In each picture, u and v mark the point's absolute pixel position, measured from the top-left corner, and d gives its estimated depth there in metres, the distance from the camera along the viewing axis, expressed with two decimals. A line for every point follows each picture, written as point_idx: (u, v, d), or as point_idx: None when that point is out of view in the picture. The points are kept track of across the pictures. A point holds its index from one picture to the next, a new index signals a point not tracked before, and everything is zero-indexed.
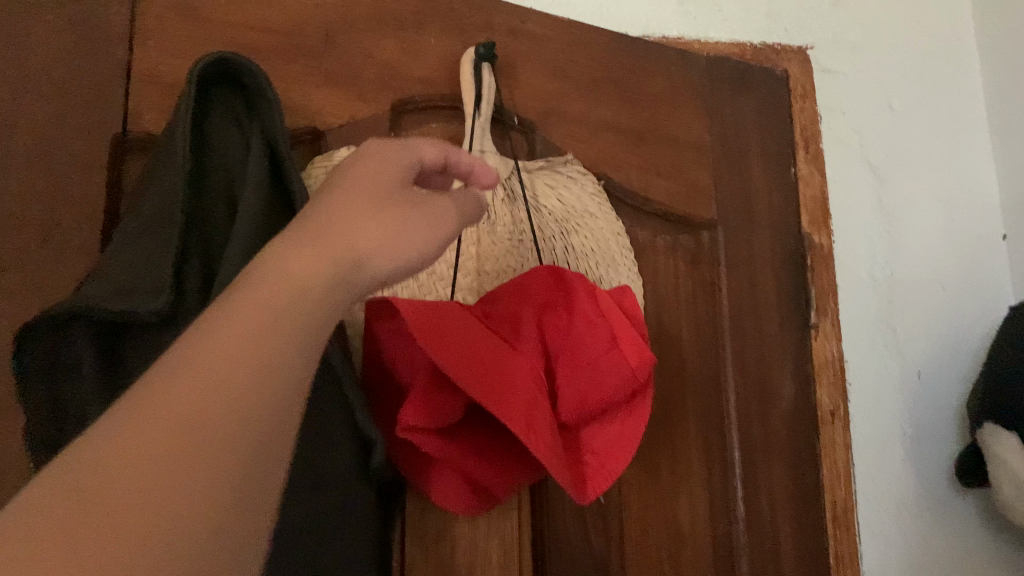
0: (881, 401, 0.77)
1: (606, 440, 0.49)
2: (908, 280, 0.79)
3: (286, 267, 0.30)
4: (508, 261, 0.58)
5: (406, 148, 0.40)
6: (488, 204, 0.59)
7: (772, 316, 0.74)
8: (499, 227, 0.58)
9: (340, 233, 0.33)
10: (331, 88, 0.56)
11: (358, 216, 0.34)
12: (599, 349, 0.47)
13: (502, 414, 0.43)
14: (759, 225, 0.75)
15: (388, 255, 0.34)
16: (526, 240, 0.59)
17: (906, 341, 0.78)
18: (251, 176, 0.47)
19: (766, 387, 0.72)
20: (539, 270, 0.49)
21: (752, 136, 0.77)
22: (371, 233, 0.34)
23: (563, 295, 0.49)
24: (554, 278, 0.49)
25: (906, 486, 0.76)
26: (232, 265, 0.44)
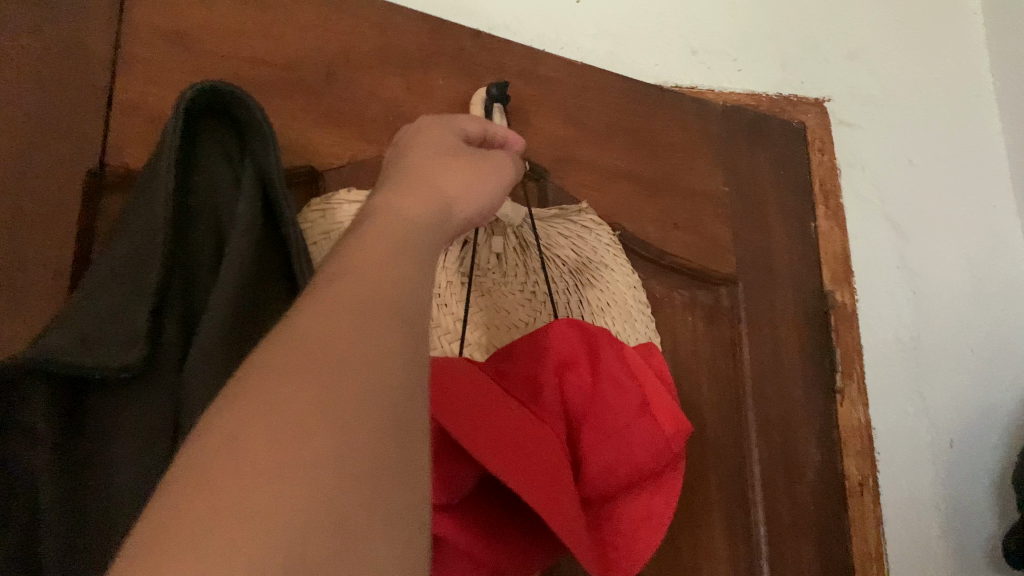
0: (912, 473, 0.72)
1: (632, 518, 0.43)
2: (936, 344, 0.75)
3: (386, 239, 0.30)
4: (519, 314, 0.54)
5: (451, 124, 0.42)
6: (499, 253, 0.55)
7: (796, 379, 0.69)
8: (512, 277, 0.55)
9: (428, 181, 0.36)
10: (331, 127, 0.52)
11: (439, 165, 0.38)
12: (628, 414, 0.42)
13: (528, 486, 0.38)
14: (780, 282, 0.71)
15: (474, 198, 0.37)
16: (538, 292, 0.55)
17: (935, 408, 0.73)
18: (242, 215, 0.43)
19: (791, 457, 0.67)
20: (559, 325, 0.44)
21: (772, 188, 0.73)
22: (459, 183, 0.37)
23: (587, 354, 0.44)
24: (576, 335, 0.45)
25: (939, 566, 0.70)
26: (223, 317, 0.40)
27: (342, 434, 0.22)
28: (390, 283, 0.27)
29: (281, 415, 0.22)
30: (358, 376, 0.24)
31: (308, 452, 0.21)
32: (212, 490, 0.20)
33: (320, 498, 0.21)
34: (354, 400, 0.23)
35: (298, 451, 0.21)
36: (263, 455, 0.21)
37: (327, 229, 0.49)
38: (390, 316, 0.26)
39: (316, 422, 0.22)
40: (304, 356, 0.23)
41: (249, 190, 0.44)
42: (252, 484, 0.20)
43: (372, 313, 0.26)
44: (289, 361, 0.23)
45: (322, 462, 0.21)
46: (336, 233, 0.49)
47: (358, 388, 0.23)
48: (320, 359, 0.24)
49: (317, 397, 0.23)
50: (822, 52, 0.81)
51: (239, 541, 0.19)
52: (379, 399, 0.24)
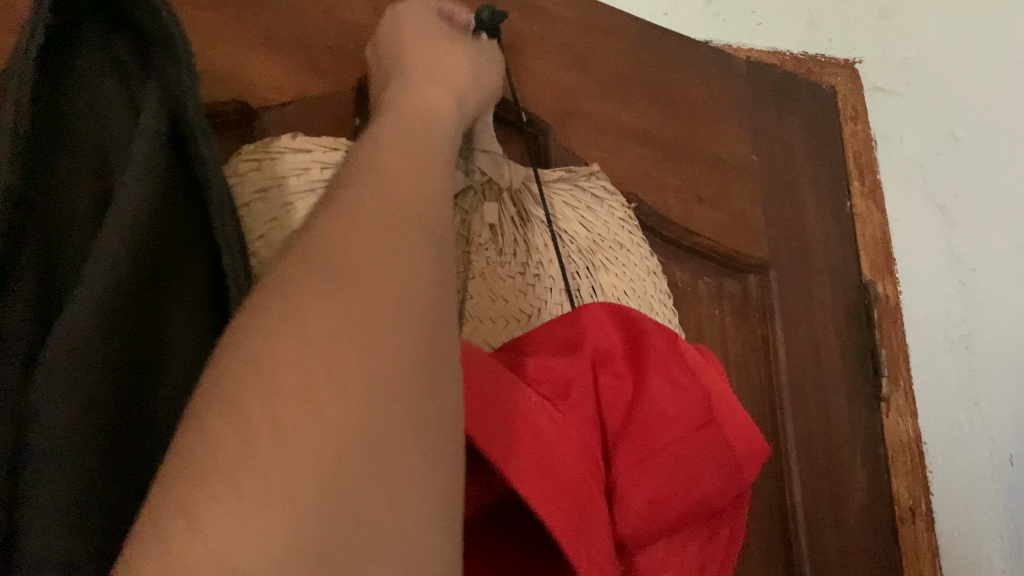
0: (968, 494, 0.61)
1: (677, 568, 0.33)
2: (992, 345, 0.63)
3: (399, 157, 0.28)
4: (520, 304, 0.41)
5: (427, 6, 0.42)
6: (495, 223, 0.43)
7: (838, 386, 0.58)
8: (508, 255, 0.43)
9: (432, 95, 0.35)
10: (270, 53, 0.39)
11: (442, 54, 0.38)
12: (686, 423, 0.32)
13: (552, 510, 0.27)
14: (816, 269, 0.59)
15: (476, 82, 0.39)
16: (541, 276, 0.43)
17: (993, 419, 0.62)
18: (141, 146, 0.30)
19: (836, 478, 0.56)
20: (592, 308, 0.34)
21: (803, 160, 0.62)
22: (460, 67, 0.38)
23: (630, 349, 0.34)
24: (616, 323, 0.35)
25: None
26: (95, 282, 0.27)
27: (395, 350, 0.21)
28: (414, 200, 0.26)
29: (335, 331, 0.21)
30: (398, 291, 0.23)
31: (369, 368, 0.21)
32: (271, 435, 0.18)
33: (382, 423, 0.20)
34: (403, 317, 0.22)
35: (356, 370, 0.20)
36: (319, 382, 0.20)
37: (264, 186, 0.36)
38: (420, 231, 0.25)
39: (369, 338, 0.21)
40: (346, 267, 0.22)
41: (154, 111, 0.31)
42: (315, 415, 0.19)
43: (403, 227, 0.25)
44: (332, 275, 0.22)
45: (381, 381, 0.21)
46: (276, 191, 0.36)
47: (403, 303, 0.22)
48: (361, 272, 0.22)
49: (370, 308, 0.22)
50: (849, 10, 0.71)
51: (309, 488, 0.18)
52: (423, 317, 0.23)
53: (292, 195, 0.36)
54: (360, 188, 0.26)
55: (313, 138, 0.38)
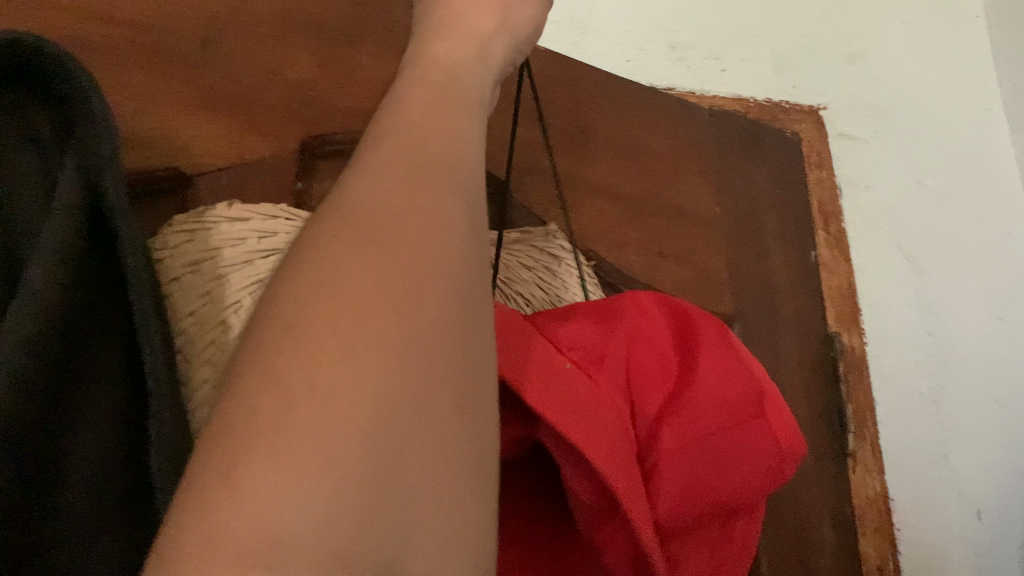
0: (937, 553, 0.60)
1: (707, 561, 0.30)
2: (960, 397, 0.63)
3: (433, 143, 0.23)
4: None
5: None
6: None
7: (804, 442, 0.56)
8: None
9: (452, 69, 0.27)
10: (208, 116, 0.37)
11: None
12: (734, 412, 0.30)
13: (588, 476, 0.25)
14: (782, 322, 0.58)
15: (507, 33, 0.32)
16: None
17: (962, 474, 0.61)
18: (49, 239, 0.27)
19: (805, 539, 0.54)
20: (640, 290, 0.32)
21: (768, 210, 0.60)
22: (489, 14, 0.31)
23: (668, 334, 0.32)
24: (657, 308, 0.33)
25: None
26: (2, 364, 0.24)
27: (422, 392, 0.18)
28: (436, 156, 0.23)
29: (336, 380, 0.17)
30: (420, 299, 0.19)
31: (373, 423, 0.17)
32: (269, 493, 0.16)
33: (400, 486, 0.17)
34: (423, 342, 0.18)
35: (360, 420, 0.17)
36: (325, 445, 0.16)
37: (196, 258, 0.33)
38: (445, 224, 0.21)
39: (372, 389, 0.17)
40: (360, 291, 0.19)
41: (67, 185, 0.28)
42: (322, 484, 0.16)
43: (425, 222, 0.20)
44: (344, 294, 0.18)
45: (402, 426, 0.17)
46: (209, 262, 0.33)
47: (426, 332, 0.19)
48: (382, 276, 0.19)
49: (379, 340, 0.18)
50: (817, 54, 0.70)
51: (312, 572, 0.15)
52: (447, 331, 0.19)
53: (227, 266, 0.33)
54: (380, 174, 0.22)
55: (252, 205, 0.36)
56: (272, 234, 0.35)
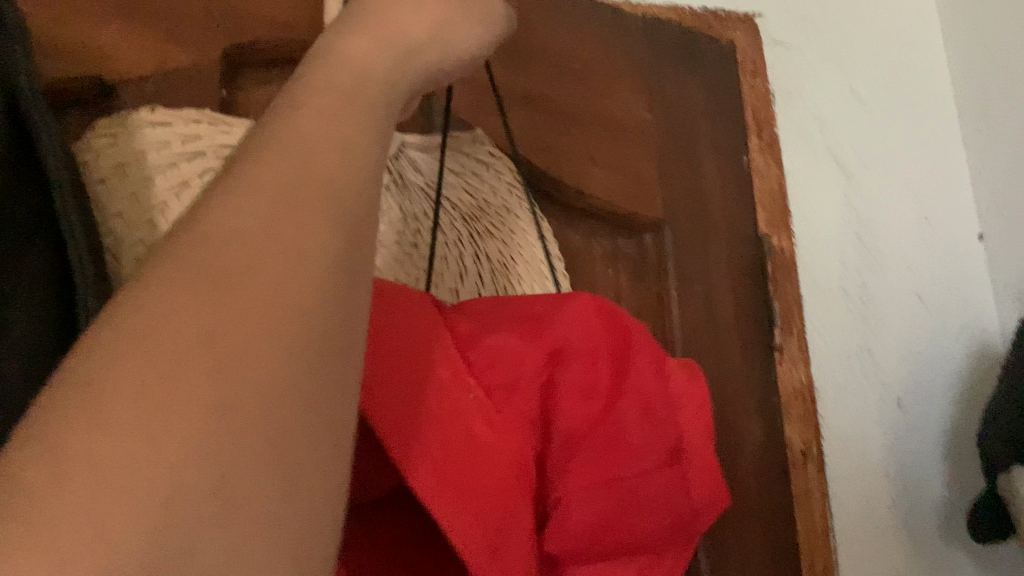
0: (858, 440, 0.63)
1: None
2: (884, 294, 0.66)
3: (333, 129, 0.21)
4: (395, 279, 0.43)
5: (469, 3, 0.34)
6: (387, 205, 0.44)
7: (732, 338, 0.60)
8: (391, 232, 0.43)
9: None
10: (128, 26, 0.38)
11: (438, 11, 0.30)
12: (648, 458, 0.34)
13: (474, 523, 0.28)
14: (712, 227, 0.61)
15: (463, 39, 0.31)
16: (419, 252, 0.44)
17: (885, 366, 0.65)
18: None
19: (731, 428, 0.57)
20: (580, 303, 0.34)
21: (701, 118, 0.62)
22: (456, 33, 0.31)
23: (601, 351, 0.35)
24: (600, 319, 0.35)
25: (891, 538, 0.63)
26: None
27: (292, 387, 0.17)
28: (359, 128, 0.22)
29: (170, 401, 0.15)
30: (296, 326, 0.17)
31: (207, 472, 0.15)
32: (80, 506, 0.13)
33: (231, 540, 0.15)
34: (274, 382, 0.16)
35: (205, 436, 0.15)
36: (146, 475, 0.14)
37: (119, 160, 0.35)
38: (330, 236, 0.19)
39: (211, 418, 0.15)
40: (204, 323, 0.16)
41: None
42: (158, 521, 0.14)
43: (306, 242, 0.18)
44: (194, 306, 0.16)
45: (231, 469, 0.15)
46: (133, 164, 0.35)
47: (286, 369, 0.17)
48: (257, 290, 0.17)
49: (228, 368, 0.16)
50: None
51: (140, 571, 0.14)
52: (314, 359, 0.17)
53: (152, 168, 0.35)
54: (307, 142, 0.20)
55: (174, 110, 0.36)
56: (196, 137, 0.36)
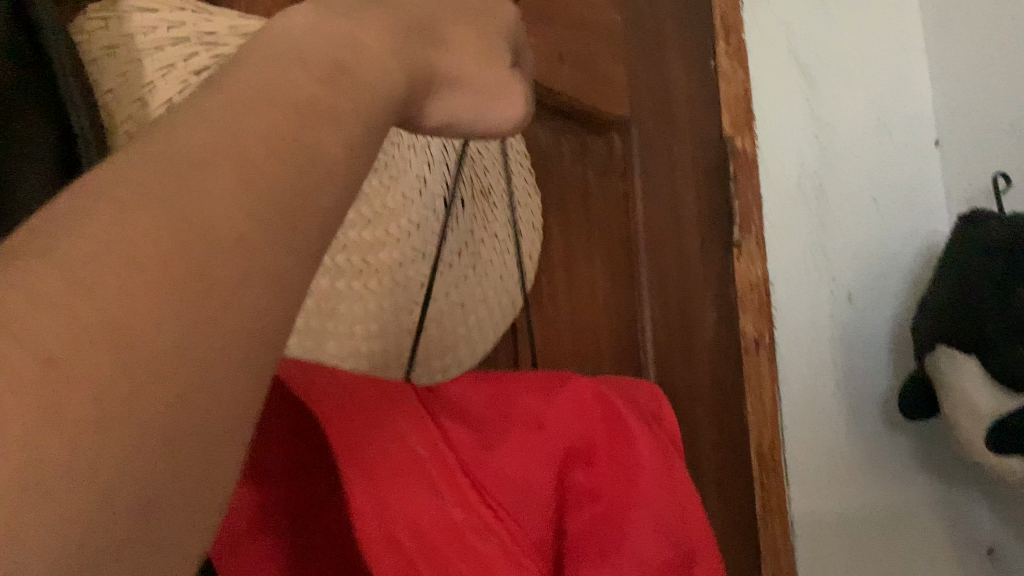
0: (810, 330, 0.67)
1: None
2: (840, 194, 0.70)
3: (355, 32, 0.20)
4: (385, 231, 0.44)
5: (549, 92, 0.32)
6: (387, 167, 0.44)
7: (693, 233, 0.64)
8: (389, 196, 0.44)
9: None
10: None
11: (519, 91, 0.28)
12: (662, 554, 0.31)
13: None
14: (678, 128, 0.64)
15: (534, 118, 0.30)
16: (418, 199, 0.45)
17: (837, 262, 0.69)
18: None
19: (689, 319, 0.62)
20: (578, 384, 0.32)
21: (670, 22, 0.64)
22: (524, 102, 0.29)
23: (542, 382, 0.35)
24: (579, 398, 0.32)
25: (838, 422, 0.67)
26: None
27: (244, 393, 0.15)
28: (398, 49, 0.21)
29: (127, 362, 0.13)
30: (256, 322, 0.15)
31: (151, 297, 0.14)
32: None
33: (191, 367, 0.14)
34: (222, 219, 0.15)
35: (146, 452, 0.13)
36: (110, 341, 0.13)
37: (111, 42, 0.38)
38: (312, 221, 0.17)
39: (173, 403, 0.14)
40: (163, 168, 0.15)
41: None
42: (109, 318, 0.13)
43: (285, 98, 0.17)
44: (153, 151, 0.16)
45: (171, 303, 0.14)
46: (123, 47, 0.38)
47: (239, 213, 0.15)
48: (229, 252, 0.15)
49: (177, 200, 0.15)
50: None
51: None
52: (290, 211, 0.16)
53: (141, 51, 0.38)
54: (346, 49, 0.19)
55: None
56: (181, 23, 0.39)
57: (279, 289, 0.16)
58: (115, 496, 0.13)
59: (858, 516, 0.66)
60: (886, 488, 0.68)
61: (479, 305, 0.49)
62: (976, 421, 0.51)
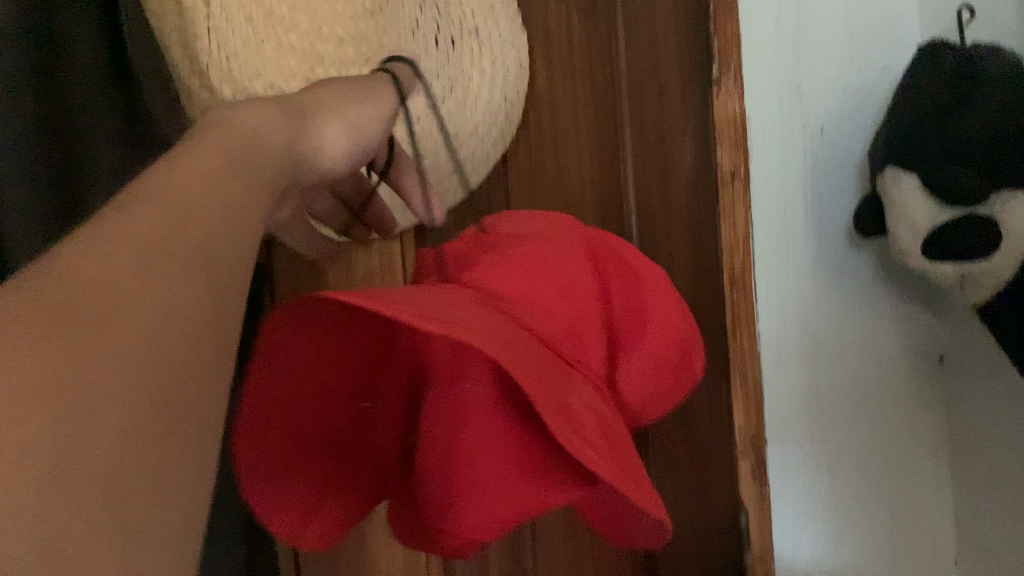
0: (780, 161, 0.70)
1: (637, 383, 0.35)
2: (814, 28, 0.71)
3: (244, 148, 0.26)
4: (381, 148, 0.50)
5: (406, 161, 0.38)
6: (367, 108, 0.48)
7: (671, 73, 0.68)
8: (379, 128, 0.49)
9: None
10: None
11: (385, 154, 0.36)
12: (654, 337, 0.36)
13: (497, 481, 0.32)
14: None
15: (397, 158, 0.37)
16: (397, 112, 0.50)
17: (809, 96, 0.71)
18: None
19: (666, 156, 0.67)
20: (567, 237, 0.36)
21: None
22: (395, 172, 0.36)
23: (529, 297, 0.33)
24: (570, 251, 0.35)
25: (805, 245, 0.71)
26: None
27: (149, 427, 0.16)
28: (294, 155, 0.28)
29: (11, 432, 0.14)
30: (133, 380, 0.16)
31: (109, 379, 0.16)
32: None
33: (157, 397, 0.17)
34: (126, 305, 0.17)
35: (26, 462, 0.14)
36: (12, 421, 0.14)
37: None
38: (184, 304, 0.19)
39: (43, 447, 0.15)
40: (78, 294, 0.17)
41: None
42: (65, 355, 0.16)
43: (189, 204, 0.21)
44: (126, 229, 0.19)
45: (102, 384, 0.16)
46: None
47: (144, 301, 0.18)
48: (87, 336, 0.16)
49: (69, 303, 0.17)
50: None
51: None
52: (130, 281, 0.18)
53: None
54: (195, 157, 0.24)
55: None
56: None
57: (193, 354, 0.18)
58: (64, 493, 0.14)
59: (821, 333, 0.71)
60: (847, 305, 0.72)
61: (475, 137, 0.54)
62: (914, 233, 0.59)
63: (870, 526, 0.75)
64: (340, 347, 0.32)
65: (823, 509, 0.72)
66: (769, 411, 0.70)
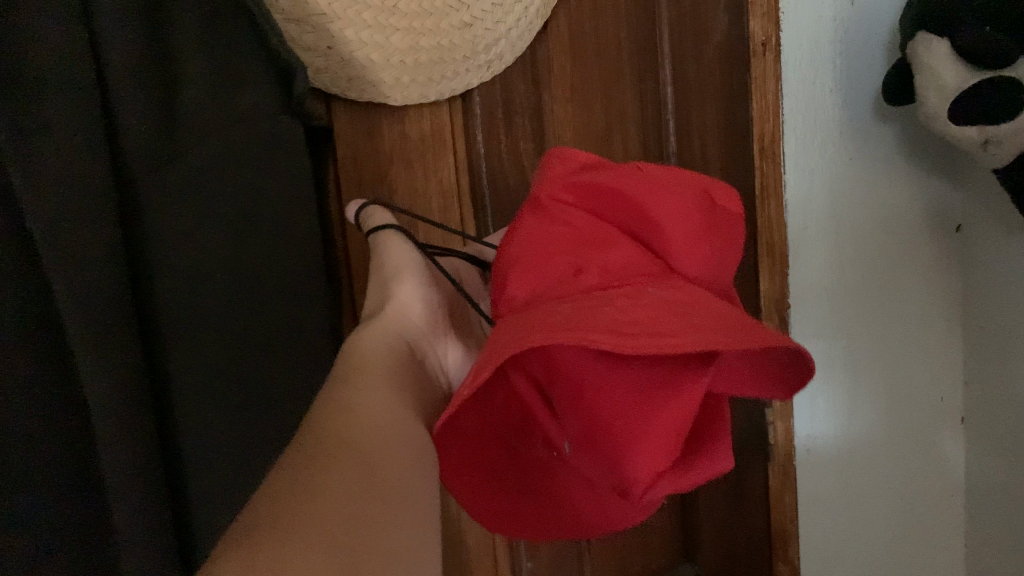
0: (812, 32, 0.69)
1: (700, 258, 0.44)
2: None
3: (345, 369, 0.43)
4: (443, 33, 0.53)
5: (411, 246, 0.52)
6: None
7: None
8: (440, 20, 0.52)
9: None
10: None
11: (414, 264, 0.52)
12: (679, 211, 0.43)
13: (639, 405, 0.38)
14: None
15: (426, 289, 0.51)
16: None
17: None
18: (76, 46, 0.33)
19: (699, 23, 0.66)
20: (546, 192, 0.46)
21: None
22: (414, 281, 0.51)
23: (564, 291, 0.42)
24: (572, 200, 0.45)
25: (831, 116, 0.72)
26: (61, 138, 0.32)
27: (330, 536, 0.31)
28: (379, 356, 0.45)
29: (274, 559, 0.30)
30: (321, 521, 0.32)
31: (284, 535, 0.31)
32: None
33: (323, 522, 0.32)
34: (304, 489, 0.34)
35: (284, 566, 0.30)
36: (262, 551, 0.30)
37: None
38: (339, 482, 0.34)
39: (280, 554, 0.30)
40: (279, 505, 0.32)
41: None
42: (272, 523, 0.32)
43: (351, 450, 0.36)
44: (304, 460, 0.35)
45: (280, 534, 0.31)
46: None
47: (315, 483, 0.34)
48: (301, 506, 0.33)
49: (281, 501, 0.33)
50: None
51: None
52: (305, 477, 0.34)
53: None
54: (327, 400, 0.40)
55: None
56: None
57: (356, 508, 0.33)
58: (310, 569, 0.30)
59: (845, 204, 0.74)
60: (871, 171, 0.75)
61: (519, 6, 0.55)
62: (942, 97, 0.61)
63: (886, 391, 0.79)
64: (476, 411, 0.44)
65: (843, 373, 0.77)
66: (794, 281, 0.73)
